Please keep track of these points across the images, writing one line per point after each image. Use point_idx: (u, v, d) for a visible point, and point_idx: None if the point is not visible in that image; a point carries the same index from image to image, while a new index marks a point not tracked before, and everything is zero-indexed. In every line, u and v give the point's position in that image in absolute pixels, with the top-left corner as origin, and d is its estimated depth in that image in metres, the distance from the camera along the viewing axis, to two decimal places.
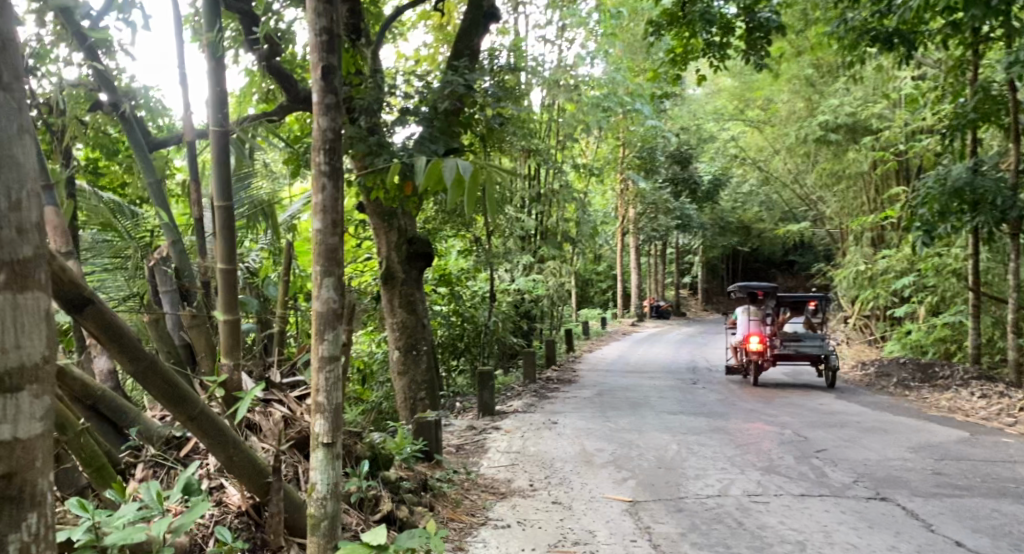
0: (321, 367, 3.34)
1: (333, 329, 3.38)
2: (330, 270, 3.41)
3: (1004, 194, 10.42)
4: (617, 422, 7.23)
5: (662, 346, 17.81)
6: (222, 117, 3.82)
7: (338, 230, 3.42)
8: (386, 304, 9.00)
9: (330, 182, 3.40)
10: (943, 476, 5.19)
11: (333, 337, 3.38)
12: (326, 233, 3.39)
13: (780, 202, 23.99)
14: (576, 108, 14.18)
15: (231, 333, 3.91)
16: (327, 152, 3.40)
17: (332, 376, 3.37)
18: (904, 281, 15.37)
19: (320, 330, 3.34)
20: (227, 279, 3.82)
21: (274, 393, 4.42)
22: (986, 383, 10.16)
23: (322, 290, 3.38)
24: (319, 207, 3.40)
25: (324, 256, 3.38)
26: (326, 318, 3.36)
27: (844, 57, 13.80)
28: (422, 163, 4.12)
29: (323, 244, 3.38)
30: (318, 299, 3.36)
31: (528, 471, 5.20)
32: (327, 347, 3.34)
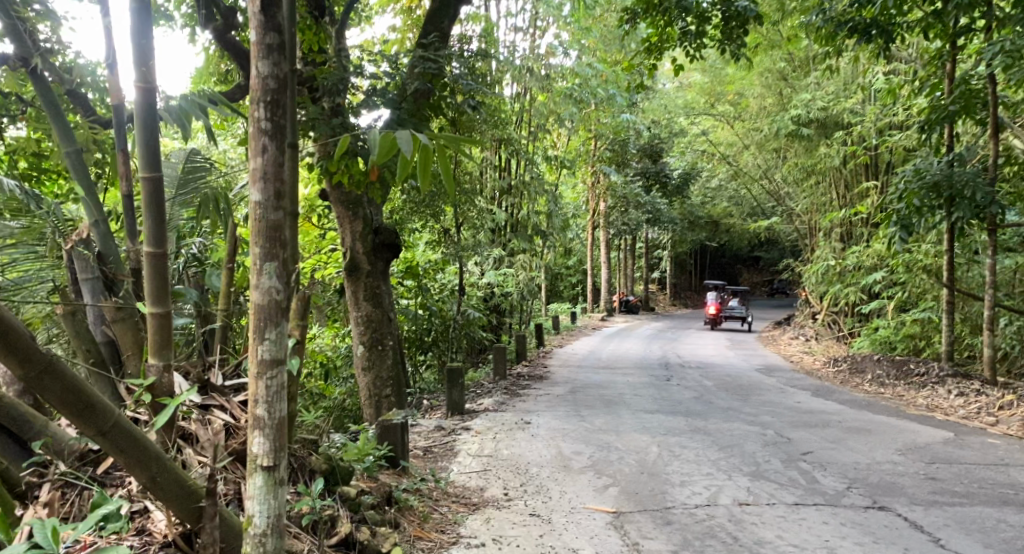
0: (258, 369, 3.24)
1: (274, 325, 3.26)
2: (272, 253, 3.28)
3: (983, 189, 10.26)
4: (592, 422, 6.90)
5: (632, 341, 17.54)
6: (147, 71, 3.41)
7: (281, 204, 3.30)
8: (350, 296, 8.55)
9: (272, 145, 3.28)
10: (939, 482, 4.93)
11: (275, 336, 3.26)
12: (264, 210, 3.27)
13: (749, 197, 23.88)
14: (549, 98, 13.79)
15: (162, 330, 3.54)
16: (267, 105, 3.28)
17: (274, 382, 3.26)
18: (875, 277, 15.27)
19: (260, 328, 3.24)
20: (154, 266, 3.47)
21: (214, 396, 4.09)
22: (962, 381, 10.00)
23: (262, 277, 3.25)
24: (260, 176, 3.28)
25: (264, 234, 3.27)
26: (268, 307, 3.25)
27: (820, 49, 13.58)
28: (373, 135, 3.86)
29: (263, 220, 3.27)
30: (259, 289, 3.24)
31: (502, 477, 4.82)
32: (268, 348, 3.24)
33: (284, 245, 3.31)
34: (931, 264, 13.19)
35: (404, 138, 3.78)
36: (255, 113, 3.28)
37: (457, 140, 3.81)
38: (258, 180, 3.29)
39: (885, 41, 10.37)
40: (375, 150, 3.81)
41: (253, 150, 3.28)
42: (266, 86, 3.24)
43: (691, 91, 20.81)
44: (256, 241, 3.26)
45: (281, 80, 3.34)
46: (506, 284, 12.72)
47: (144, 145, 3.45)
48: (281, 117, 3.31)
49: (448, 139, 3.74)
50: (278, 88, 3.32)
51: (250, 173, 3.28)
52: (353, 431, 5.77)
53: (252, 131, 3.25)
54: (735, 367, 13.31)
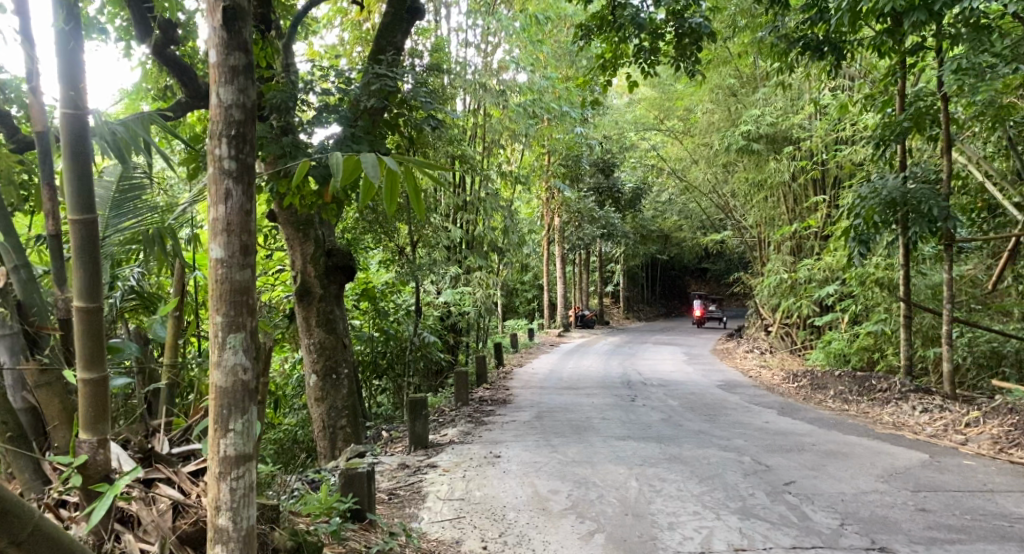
0: (220, 463, 3.38)
1: (239, 415, 3.39)
2: (236, 325, 3.41)
3: (939, 203, 10.24)
4: (563, 452, 6.62)
5: (591, 358, 17.30)
6: (75, 96, 3.26)
7: (246, 263, 3.42)
8: (301, 322, 8.12)
9: (235, 186, 3.40)
10: (930, 513, 4.77)
11: (240, 427, 3.40)
12: (229, 272, 3.39)
13: (699, 211, 23.98)
14: (503, 114, 13.47)
15: (93, 400, 3.32)
16: (231, 141, 3.40)
17: (239, 485, 3.40)
18: (828, 290, 15.34)
19: (224, 418, 3.38)
20: (87, 327, 3.28)
21: (161, 469, 3.93)
22: (925, 396, 9.96)
23: (226, 352, 3.38)
24: (223, 229, 3.40)
25: (228, 298, 3.39)
26: (234, 389, 3.39)
27: (771, 66, 13.56)
28: (335, 156, 3.56)
29: (228, 280, 3.39)
30: (222, 372, 3.37)
31: (479, 527, 4.56)
32: (232, 443, 3.37)
33: (248, 312, 3.45)
34: (884, 276, 13.25)
35: (369, 160, 3.49)
36: (219, 149, 3.39)
37: (425, 164, 3.56)
38: (220, 232, 3.40)
39: (836, 58, 10.34)
40: (337, 172, 3.52)
41: (216, 199, 3.39)
42: (230, 117, 3.37)
43: (640, 106, 20.74)
44: (220, 305, 3.38)
45: (243, 109, 3.46)
46: (463, 304, 12.34)
47: (75, 184, 3.25)
48: (245, 154, 3.44)
49: (416, 163, 3.48)
50: (243, 121, 3.45)
51: (214, 223, 3.39)
52: (313, 477, 5.36)
53: (214, 173, 3.36)
54: (695, 385, 13.16)
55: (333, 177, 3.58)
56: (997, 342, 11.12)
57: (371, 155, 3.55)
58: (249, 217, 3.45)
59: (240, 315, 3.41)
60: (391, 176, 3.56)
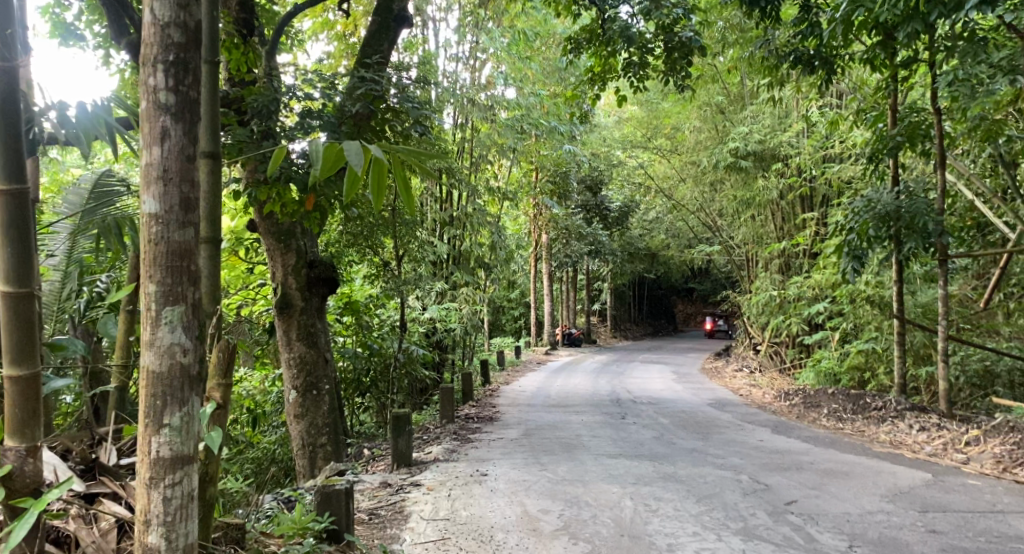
0: (152, 465, 3.05)
1: (175, 408, 3.06)
2: (173, 295, 3.03)
3: (934, 219, 10.02)
4: (553, 471, 6.32)
5: (580, 375, 17.05)
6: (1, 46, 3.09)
7: (186, 221, 3.04)
8: (281, 336, 7.82)
9: (174, 125, 3.02)
10: (941, 534, 4.52)
11: (176, 421, 3.06)
12: (166, 231, 3.02)
13: (686, 230, 23.84)
14: (489, 129, 13.24)
15: (21, 393, 3.17)
16: (168, 69, 3.01)
17: (174, 493, 3.07)
18: (817, 308, 15.17)
19: (158, 412, 3.04)
20: (15, 314, 3.14)
21: (106, 483, 3.85)
22: (921, 415, 9.75)
23: (162, 330, 3.02)
24: (158, 177, 3.02)
25: (165, 263, 3.01)
26: (171, 375, 3.04)
27: (761, 82, 13.44)
28: (314, 142, 3.25)
29: (165, 242, 3.01)
30: (154, 356, 3.02)
31: (465, 549, 4.27)
32: (167, 441, 3.04)
33: (188, 281, 3.06)
34: (876, 294, 13.06)
35: (351, 149, 3.20)
36: (155, 78, 3.00)
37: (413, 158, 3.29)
38: (155, 181, 3.02)
39: (828, 73, 10.18)
40: (318, 163, 3.21)
41: (151, 139, 3.01)
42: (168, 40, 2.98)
43: (627, 125, 20.59)
44: (153, 270, 3.00)
45: (185, 31, 3.06)
46: (449, 319, 12.05)
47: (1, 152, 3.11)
48: (186, 86, 3.04)
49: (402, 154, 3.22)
50: (185, 43, 3.05)
51: (147, 170, 3.00)
52: (289, 496, 5.06)
53: (148, 108, 2.97)
54: (685, 402, 12.91)
55: (312, 169, 3.28)
56: (990, 360, 10.91)
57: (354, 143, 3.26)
58: (191, 164, 3.07)
59: (179, 284, 3.03)
60: (377, 167, 3.27)
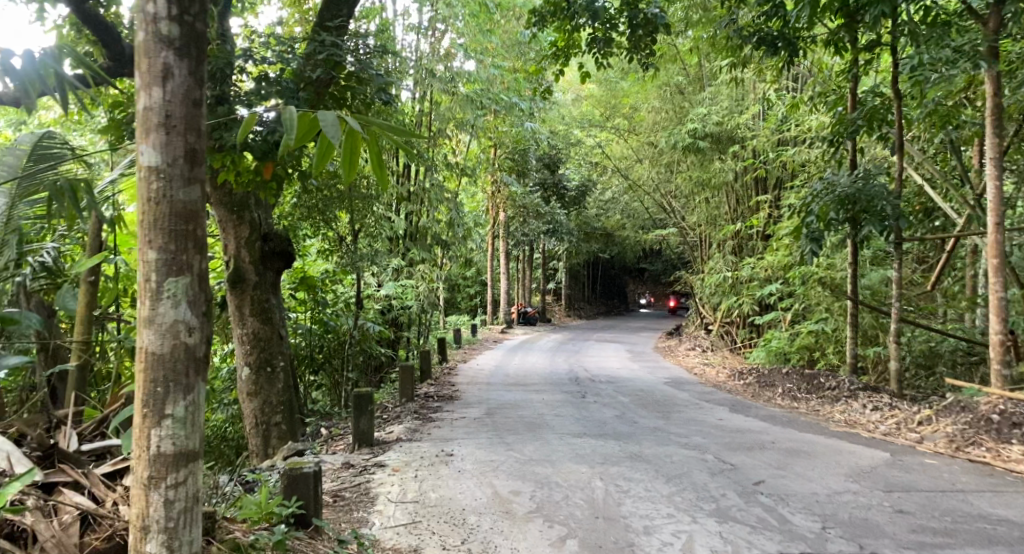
0: (152, 462, 3.37)
1: (179, 397, 3.40)
2: (178, 261, 3.41)
3: (891, 202, 10.11)
4: (520, 450, 6.24)
5: (536, 354, 17.04)
6: None
7: (189, 176, 3.44)
8: (233, 311, 7.55)
9: (176, 61, 3.41)
10: (909, 515, 4.55)
11: (178, 410, 3.39)
12: (169, 190, 3.39)
13: (641, 210, 23.87)
14: (446, 103, 12.97)
15: None
16: (171, 7, 3.42)
17: (175, 489, 3.39)
18: (770, 288, 15.31)
19: (161, 405, 3.37)
20: None
21: (65, 471, 3.79)
22: (874, 395, 9.91)
23: (165, 305, 3.38)
24: (160, 123, 3.39)
25: (169, 228, 3.38)
26: (174, 356, 3.39)
27: (721, 62, 13.39)
28: (288, 107, 3.06)
29: (173, 202, 3.39)
30: (157, 340, 3.37)
31: (438, 532, 4.16)
32: (168, 428, 3.37)
33: (192, 249, 3.43)
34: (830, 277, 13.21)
35: (328, 118, 2.98)
36: (157, 10, 3.39)
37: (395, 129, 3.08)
38: (156, 127, 3.39)
39: (791, 54, 10.16)
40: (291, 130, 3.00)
41: (154, 83, 3.38)
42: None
43: (586, 103, 20.45)
44: (156, 237, 3.36)
45: None
46: (406, 297, 11.86)
47: None
48: (189, 19, 3.45)
49: (383, 126, 3.02)
50: None
51: (149, 113, 3.37)
52: (250, 480, 4.86)
53: (152, 45, 3.36)
54: (641, 381, 12.96)
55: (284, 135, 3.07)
56: (935, 340, 11.04)
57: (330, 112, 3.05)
58: (191, 110, 3.45)
59: (182, 252, 3.40)
60: (354, 139, 3.08)
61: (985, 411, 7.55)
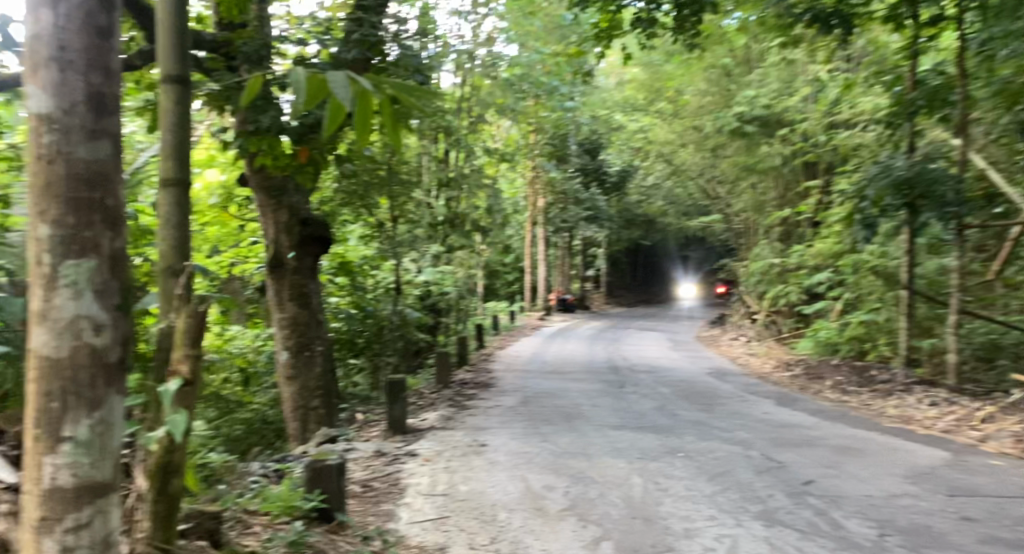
0: (44, 500, 2.07)
1: (81, 415, 2.06)
2: (76, 242, 2.04)
3: (951, 187, 9.59)
4: (555, 442, 6.00)
5: (575, 342, 16.76)
6: None
7: (96, 129, 2.07)
8: (272, 296, 7.46)
9: None
10: (975, 523, 4.20)
11: (82, 433, 2.06)
12: (65, 143, 2.03)
13: (684, 197, 23.38)
14: (487, 87, 12.48)
15: None
16: None
17: (77, 540, 2.10)
18: (819, 278, 14.83)
19: (53, 427, 2.04)
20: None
21: None
22: (930, 389, 9.46)
23: (60, 296, 2.04)
24: (51, 56, 2.02)
25: (65, 193, 2.03)
26: (74, 363, 2.04)
27: (770, 43, 12.89)
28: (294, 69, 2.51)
29: (68, 163, 2.03)
30: (45, 343, 2.03)
31: (466, 530, 3.95)
32: (67, 464, 2.06)
33: (98, 225, 2.07)
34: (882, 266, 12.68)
35: (337, 78, 2.43)
36: None
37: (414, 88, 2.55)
38: (45, 62, 2.02)
39: (845, 32, 9.65)
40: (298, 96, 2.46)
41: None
42: None
43: (629, 86, 19.96)
44: (48, 205, 2.01)
45: None
46: (444, 283, 11.69)
47: None
48: None
49: (404, 83, 2.51)
50: None
51: (30, 38, 2.01)
52: (279, 469, 4.74)
53: None
54: (682, 371, 12.63)
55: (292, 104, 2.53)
56: (997, 333, 10.46)
57: (340, 72, 2.49)
58: (97, 38, 2.07)
59: (84, 227, 2.05)
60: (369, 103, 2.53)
61: None
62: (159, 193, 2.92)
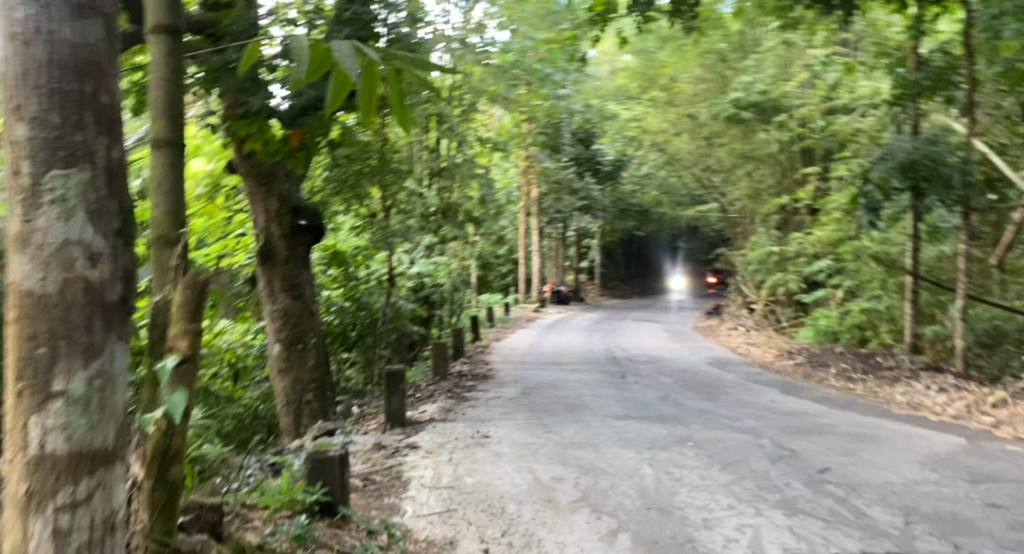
0: (31, 472, 1.82)
1: (76, 365, 1.83)
2: (62, 147, 1.82)
3: (956, 170, 9.41)
4: (560, 433, 5.83)
5: (573, 333, 16.57)
6: None
7: (84, 8, 1.84)
8: (264, 287, 7.27)
9: None
10: (1002, 509, 4.05)
11: (77, 386, 1.83)
12: (48, 20, 1.80)
13: (679, 186, 23.19)
14: (481, 73, 12.20)
15: None
16: None
17: (75, 512, 1.85)
18: (818, 265, 14.68)
19: (43, 380, 1.81)
20: None
21: None
22: (936, 375, 9.33)
23: (47, 218, 1.81)
24: None
25: (48, 83, 1.80)
26: (66, 298, 1.81)
27: (768, 27, 12.66)
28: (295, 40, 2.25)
29: (51, 47, 1.80)
30: (32, 277, 1.81)
31: (475, 523, 3.77)
32: (61, 422, 1.82)
33: (88, 125, 1.85)
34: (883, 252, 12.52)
35: (342, 48, 2.19)
36: None
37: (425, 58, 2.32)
38: None
39: (846, 12, 9.42)
40: (301, 68, 2.19)
41: None
42: None
43: (623, 74, 19.67)
44: (30, 98, 1.79)
45: None
46: (439, 274, 11.49)
47: None
48: None
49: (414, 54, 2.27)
50: None
51: None
52: (275, 463, 4.55)
53: None
54: (682, 361, 12.47)
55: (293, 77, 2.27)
56: (1001, 318, 10.33)
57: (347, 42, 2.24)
58: None
59: (73, 125, 1.82)
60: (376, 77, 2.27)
61: None
62: (151, 158, 2.65)
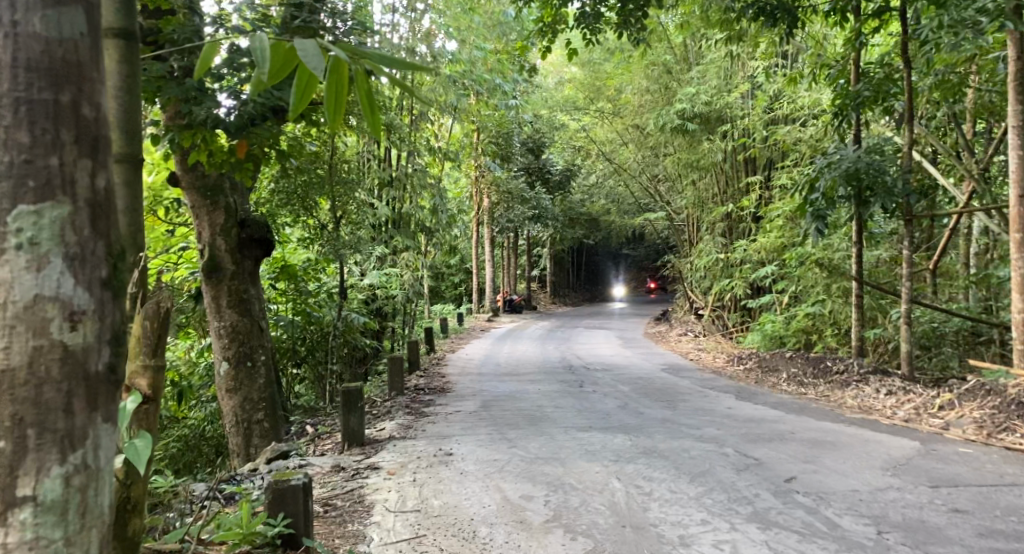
0: None
1: (54, 456, 1.91)
2: (39, 238, 1.90)
3: (898, 178, 9.62)
4: (524, 448, 5.73)
5: (527, 342, 16.51)
6: None
7: (57, 99, 1.92)
8: (209, 303, 6.96)
9: None
10: (967, 515, 4.08)
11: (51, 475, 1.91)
12: (25, 116, 1.88)
13: (627, 194, 23.36)
14: (428, 83, 12.01)
15: None
16: None
17: None
18: (764, 271, 14.91)
19: (19, 471, 1.87)
20: None
21: None
22: (884, 378, 9.52)
23: (23, 310, 1.88)
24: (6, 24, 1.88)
25: (22, 176, 1.88)
26: (41, 389, 1.89)
27: (713, 38, 12.79)
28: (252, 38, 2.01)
29: (26, 139, 1.89)
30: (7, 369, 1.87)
31: (446, 549, 3.64)
32: (35, 511, 1.89)
33: (64, 213, 1.93)
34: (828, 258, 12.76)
35: (307, 46, 1.96)
36: None
37: (399, 57, 2.09)
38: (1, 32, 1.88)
39: (790, 25, 9.55)
40: (262, 68, 1.95)
41: None
42: None
43: (569, 85, 19.69)
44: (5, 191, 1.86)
45: None
46: (391, 285, 11.31)
47: None
48: None
49: (385, 54, 2.04)
50: None
51: None
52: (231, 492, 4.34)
53: None
54: (636, 368, 12.50)
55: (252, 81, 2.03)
56: None
57: (309, 40, 2.01)
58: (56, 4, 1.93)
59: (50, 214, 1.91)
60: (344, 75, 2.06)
61: (1013, 395, 7.09)
62: (104, 171, 2.62)
